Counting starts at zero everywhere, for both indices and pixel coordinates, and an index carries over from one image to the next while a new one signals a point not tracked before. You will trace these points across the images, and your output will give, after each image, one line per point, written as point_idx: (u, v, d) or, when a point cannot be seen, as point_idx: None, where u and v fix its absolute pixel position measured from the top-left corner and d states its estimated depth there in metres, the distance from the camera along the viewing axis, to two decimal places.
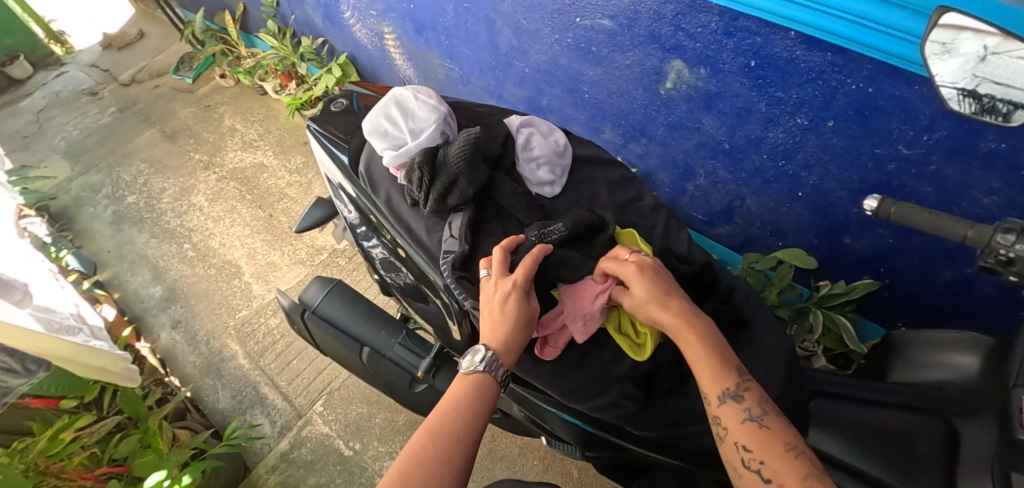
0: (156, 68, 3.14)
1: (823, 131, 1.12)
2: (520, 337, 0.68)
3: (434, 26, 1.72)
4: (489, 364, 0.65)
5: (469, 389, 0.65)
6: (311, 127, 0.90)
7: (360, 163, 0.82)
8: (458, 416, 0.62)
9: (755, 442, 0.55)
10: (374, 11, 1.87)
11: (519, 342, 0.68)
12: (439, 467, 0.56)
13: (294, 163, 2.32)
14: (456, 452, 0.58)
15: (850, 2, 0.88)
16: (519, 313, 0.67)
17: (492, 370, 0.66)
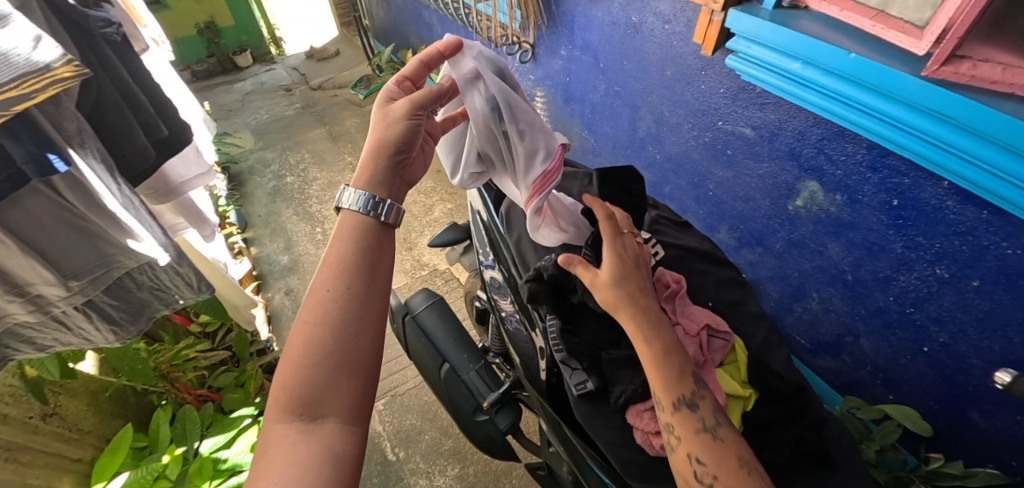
0: (340, 81, 3.75)
1: (964, 288, 1.05)
2: (383, 173, 0.78)
3: (582, 100, 1.90)
4: (356, 203, 0.75)
5: (342, 242, 0.74)
6: None
7: (502, 206, 0.96)
8: (332, 270, 0.71)
9: (706, 455, 0.61)
10: (533, 76, 2.10)
11: (381, 175, 0.78)
12: (320, 319, 0.67)
13: (424, 186, 2.59)
14: (333, 303, 0.68)
15: (1011, 163, 0.86)
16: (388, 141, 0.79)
17: (362, 210, 0.75)
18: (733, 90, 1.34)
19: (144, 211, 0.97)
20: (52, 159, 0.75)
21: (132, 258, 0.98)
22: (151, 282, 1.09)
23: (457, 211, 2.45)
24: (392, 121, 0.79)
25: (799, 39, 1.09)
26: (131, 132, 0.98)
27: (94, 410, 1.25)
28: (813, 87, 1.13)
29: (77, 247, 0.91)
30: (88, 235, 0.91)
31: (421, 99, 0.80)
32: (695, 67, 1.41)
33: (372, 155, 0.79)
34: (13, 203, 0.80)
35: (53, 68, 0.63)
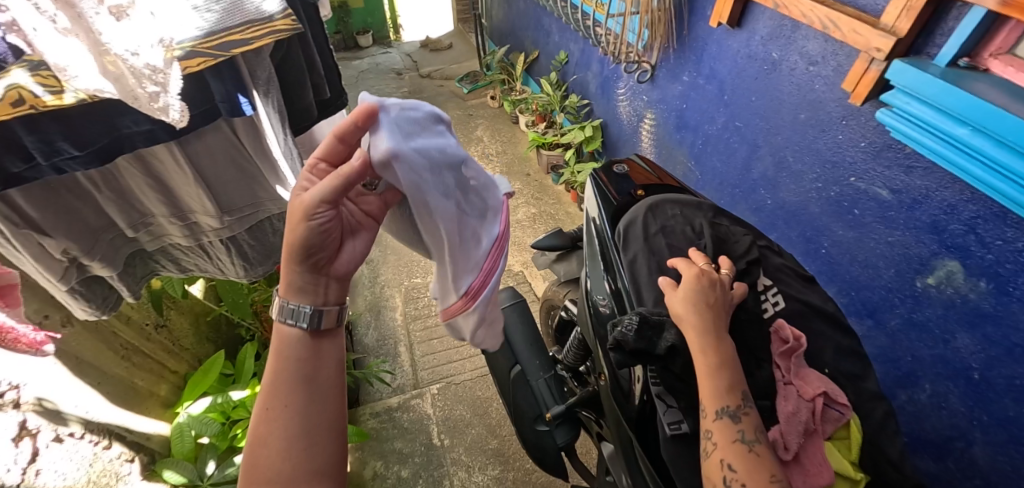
0: (448, 73, 3.89)
1: None
2: (301, 283, 0.60)
3: (696, 129, 1.83)
4: (287, 316, 0.58)
5: (278, 349, 0.59)
6: (591, 175, 1.00)
7: (620, 222, 0.90)
8: (269, 392, 0.58)
9: (741, 465, 0.58)
10: (646, 97, 2.06)
11: (298, 285, 0.59)
12: (262, 456, 0.56)
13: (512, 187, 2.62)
14: (273, 435, 0.56)
15: None
16: (298, 250, 0.58)
17: (294, 320, 0.58)
18: (876, 146, 1.23)
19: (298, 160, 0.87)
20: (242, 102, 0.74)
21: (279, 204, 0.91)
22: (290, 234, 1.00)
23: (539, 217, 2.45)
24: (303, 221, 0.57)
25: (971, 102, 0.98)
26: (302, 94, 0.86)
27: (193, 331, 1.33)
28: (977, 158, 1.01)
29: (237, 186, 0.85)
30: (246, 174, 0.85)
31: (330, 197, 0.56)
32: (835, 115, 1.31)
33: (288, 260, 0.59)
34: (194, 133, 0.74)
35: (271, 19, 0.70)
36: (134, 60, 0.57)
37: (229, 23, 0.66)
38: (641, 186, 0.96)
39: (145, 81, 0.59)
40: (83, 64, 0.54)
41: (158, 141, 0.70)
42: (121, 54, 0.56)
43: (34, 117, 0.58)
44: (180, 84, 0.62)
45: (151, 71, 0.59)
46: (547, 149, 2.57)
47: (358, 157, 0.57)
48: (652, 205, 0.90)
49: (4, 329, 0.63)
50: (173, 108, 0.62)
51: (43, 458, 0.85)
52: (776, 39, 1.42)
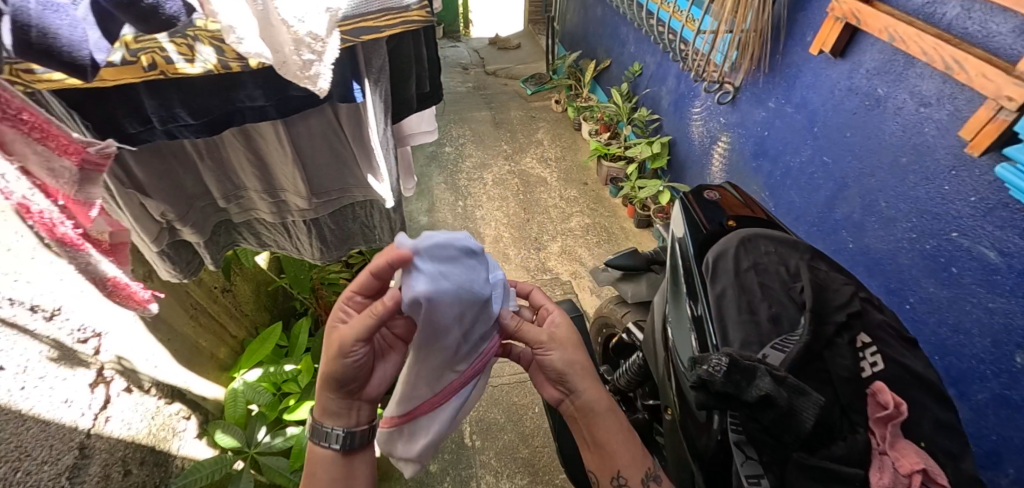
0: (514, 73, 3.88)
1: None
2: (332, 400, 0.67)
3: (776, 159, 1.74)
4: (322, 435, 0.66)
5: (314, 463, 0.67)
6: (681, 196, 0.96)
7: (709, 252, 0.86)
8: None
9: None
10: (723, 120, 1.97)
11: (329, 402, 0.67)
12: None
13: (568, 194, 2.57)
14: None
15: None
16: (329, 375, 0.64)
17: (329, 440, 0.66)
18: (990, 203, 1.12)
19: (393, 145, 0.78)
20: (354, 90, 0.66)
21: (367, 194, 0.84)
22: (374, 226, 0.93)
23: (593, 228, 2.40)
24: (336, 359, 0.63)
25: None
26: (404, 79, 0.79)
27: (253, 298, 1.35)
28: None
29: (330, 172, 0.80)
30: (340, 159, 0.79)
31: (359, 335, 0.62)
32: (944, 163, 1.21)
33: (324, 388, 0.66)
34: (301, 115, 0.70)
35: (407, 10, 0.64)
36: (299, 28, 0.54)
37: (368, 8, 0.61)
38: (734, 216, 0.91)
39: (304, 49, 0.55)
40: (248, 27, 0.51)
41: (263, 120, 0.67)
42: (290, 22, 0.53)
43: (159, 85, 0.57)
44: (334, 57, 0.58)
45: (312, 40, 0.55)
46: (609, 160, 2.51)
47: (391, 297, 0.62)
48: (746, 239, 0.85)
49: (120, 284, 0.67)
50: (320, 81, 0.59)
51: (115, 405, 0.85)
52: (885, 74, 1.32)
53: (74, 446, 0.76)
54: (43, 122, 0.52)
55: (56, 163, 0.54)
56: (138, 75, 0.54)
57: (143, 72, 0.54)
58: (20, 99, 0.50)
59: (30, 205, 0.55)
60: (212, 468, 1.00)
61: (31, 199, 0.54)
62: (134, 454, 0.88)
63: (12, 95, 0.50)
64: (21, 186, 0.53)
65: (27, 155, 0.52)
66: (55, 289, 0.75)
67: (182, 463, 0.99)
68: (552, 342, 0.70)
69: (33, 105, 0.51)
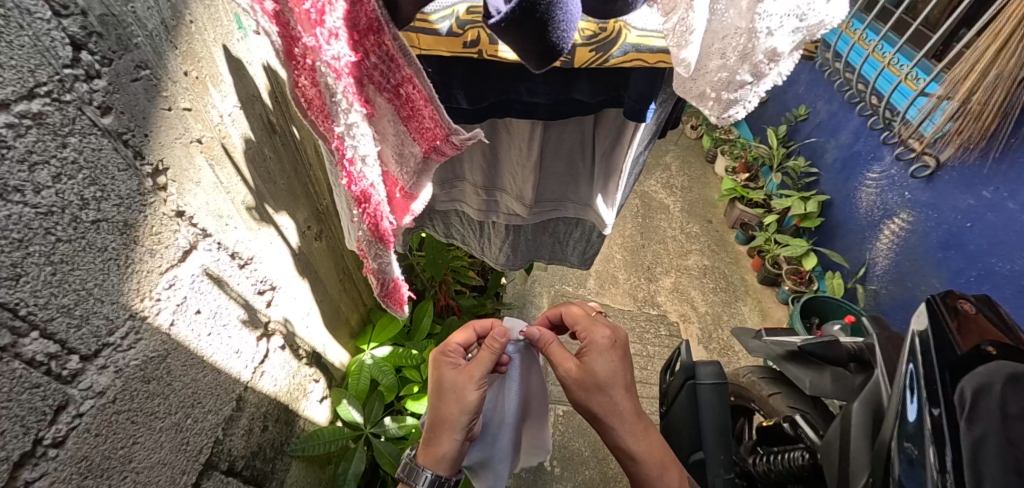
0: None
1: None
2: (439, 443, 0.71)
3: (974, 257, 1.48)
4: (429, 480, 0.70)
5: None
6: (930, 300, 0.86)
7: (964, 382, 0.70)
8: None
9: None
10: (908, 194, 1.71)
11: (437, 446, 0.71)
12: None
13: (690, 229, 2.39)
14: None
15: None
16: (450, 418, 0.70)
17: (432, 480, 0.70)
18: None
19: (635, 167, 0.70)
20: (649, 108, 0.56)
21: (582, 213, 0.78)
22: (567, 243, 0.87)
23: (710, 272, 2.22)
24: (462, 397, 0.70)
25: None
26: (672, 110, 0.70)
27: None
28: None
29: (559, 182, 0.74)
30: (572, 172, 0.72)
31: (479, 366, 0.72)
32: None
33: (451, 432, 0.70)
34: (559, 121, 0.63)
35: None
36: (763, 41, 0.44)
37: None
38: (993, 343, 0.74)
39: (748, 68, 0.46)
40: (702, 27, 0.45)
41: (528, 120, 0.61)
42: (759, 30, 0.43)
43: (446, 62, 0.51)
44: (771, 85, 0.49)
45: (764, 59, 0.46)
46: (746, 204, 2.30)
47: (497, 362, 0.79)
48: (1016, 377, 0.69)
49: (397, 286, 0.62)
50: (739, 109, 0.50)
51: (270, 361, 0.83)
52: None
53: (232, 399, 0.74)
54: (422, 102, 0.46)
55: (407, 149, 0.52)
56: (453, 49, 0.47)
57: (459, 47, 0.47)
58: (414, 72, 0.43)
59: (371, 195, 0.50)
60: (330, 441, 1.00)
61: (375, 189, 0.50)
62: (273, 411, 0.86)
63: (408, 66, 0.43)
64: (373, 171, 0.48)
65: (389, 136, 0.50)
66: (255, 238, 0.73)
67: (303, 425, 0.98)
68: (580, 384, 0.71)
69: (419, 79, 0.44)
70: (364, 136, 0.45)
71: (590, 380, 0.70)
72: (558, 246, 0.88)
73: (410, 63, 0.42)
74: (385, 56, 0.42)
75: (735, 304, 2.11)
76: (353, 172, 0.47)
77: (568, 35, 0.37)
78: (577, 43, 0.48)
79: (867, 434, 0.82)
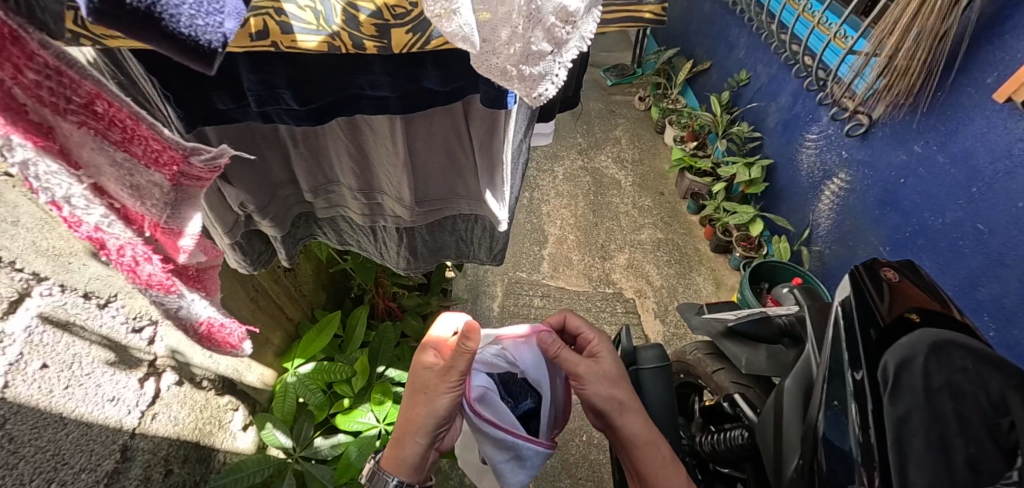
0: (596, 58, 3.55)
1: None
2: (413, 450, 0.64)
3: (908, 213, 1.50)
4: None
5: None
6: (855, 270, 0.84)
7: (885, 354, 0.69)
8: None
9: None
10: (845, 155, 1.72)
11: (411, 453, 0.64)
12: None
13: (642, 202, 2.37)
14: None
15: None
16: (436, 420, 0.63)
17: None
18: None
19: (519, 155, 0.65)
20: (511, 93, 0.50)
21: (477, 209, 0.73)
22: (471, 240, 0.82)
23: (663, 244, 2.21)
24: (429, 405, 0.64)
25: None
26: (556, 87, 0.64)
27: (313, 279, 1.25)
28: None
29: (441, 177, 0.68)
30: (456, 168, 0.67)
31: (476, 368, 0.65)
32: None
33: (413, 434, 0.65)
34: (423, 116, 0.58)
35: (641, 2, 0.48)
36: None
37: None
38: (918, 309, 0.74)
39: (542, 34, 0.38)
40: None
41: (378, 116, 0.56)
42: None
43: (261, 55, 0.44)
44: (576, 54, 0.41)
45: (557, 20, 0.38)
46: (694, 172, 2.30)
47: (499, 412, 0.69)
48: (939, 345, 0.67)
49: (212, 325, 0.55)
50: (549, 84, 0.41)
51: (163, 401, 0.76)
52: None
53: (115, 450, 0.67)
54: (131, 122, 0.37)
55: (140, 177, 0.40)
56: (242, 44, 0.40)
57: (250, 41, 0.40)
58: (97, 85, 0.34)
59: (105, 239, 0.41)
60: (257, 469, 0.94)
61: (106, 232, 0.41)
62: (177, 452, 0.80)
63: (86, 77, 0.34)
64: (94, 212, 0.39)
65: (103, 166, 0.38)
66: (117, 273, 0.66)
67: (224, 458, 0.92)
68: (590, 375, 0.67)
69: (112, 92, 0.35)
70: (53, 174, 0.36)
71: (609, 379, 0.68)
72: (463, 240, 0.82)
73: (85, 75, 0.33)
74: (45, 69, 0.32)
75: (689, 275, 2.11)
76: (64, 215, 0.39)
77: (211, 23, 0.26)
78: (390, 23, 0.40)
79: (798, 409, 0.81)
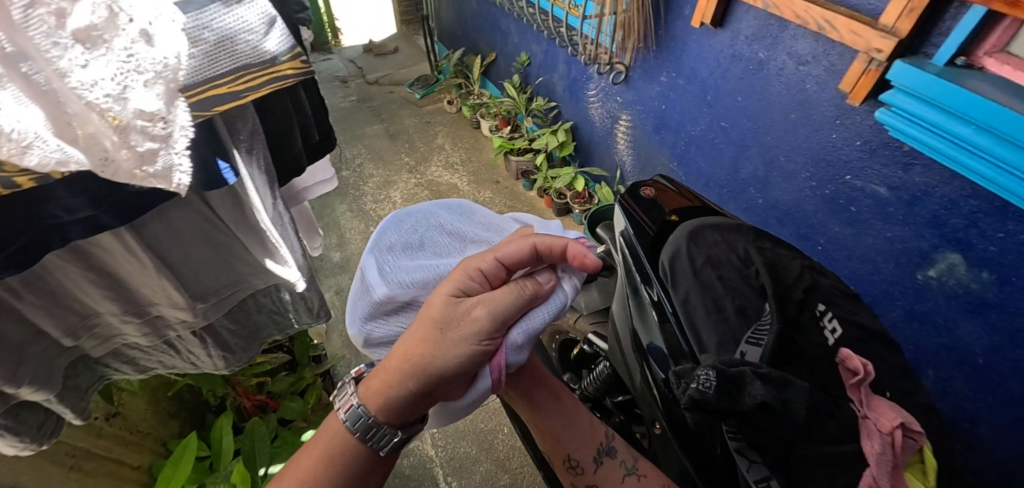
0: (398, 77, 3.58)
1: None
2: (408, 384, 0.58)
3: (677, 131, 1.79)
4: (362, 430, 0.58)
5: (329, 450, 0.59)
6: (623, 194, 0.97)
7: (660, 254, 0.84)
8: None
9: None
10: (620, 99, 1.99)
11: (404, 387, 0.58)
12: None
13: (483, 196, 2.48)
14: None
15: None
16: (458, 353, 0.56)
17: (364, 432, 0.58)
18: (872, 145, 1.22)
19: (288, 227, 0.79)
20: (223, 169, 0.62)
21: (266, 278, 0.85)
22: (282, 308, 0.98)
23: None
24: (439, 351, 0.56)
25: (953, 92, 0.99)
26: (291, 142, 0.72)
27: (149, 412, 1.10)
28: (981, 155, 0.99)
29: (213, 268, 0.77)
30: (225, 252, 0.77)
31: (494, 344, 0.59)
32: (828, 114, 1.29)
33: (406, 376, 0.57)
34: (162, 223, 0.65)
35: (278, 64, 0.60)
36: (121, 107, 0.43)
37: (216, 70, 0.54)
38: (675, 211, 0.91)
39: (138, 136, 0.44)
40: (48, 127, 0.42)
41: (104, 232, 0.58)
42: (98, 102, 0.42)
43: None
44: (186, 140, 0.48)
45: (145, 122, 0.44)
46: (515, 154, 2.47)
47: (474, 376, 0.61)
48: (693, 232, 0.84)
49: None
50: (181, 173, 0.49)
51: None
52: (762, 38, 1.38)
53: None
54: None
55: None
56: None
57: None
58: None
59: None
60: None
61: None
62: None
63: None
64: None
65: None
66: None
67: None
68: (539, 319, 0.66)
69: None
70: None
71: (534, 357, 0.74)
72: (267, 305, 0.95)
73: None
74: None
75: None
76: None
77: None
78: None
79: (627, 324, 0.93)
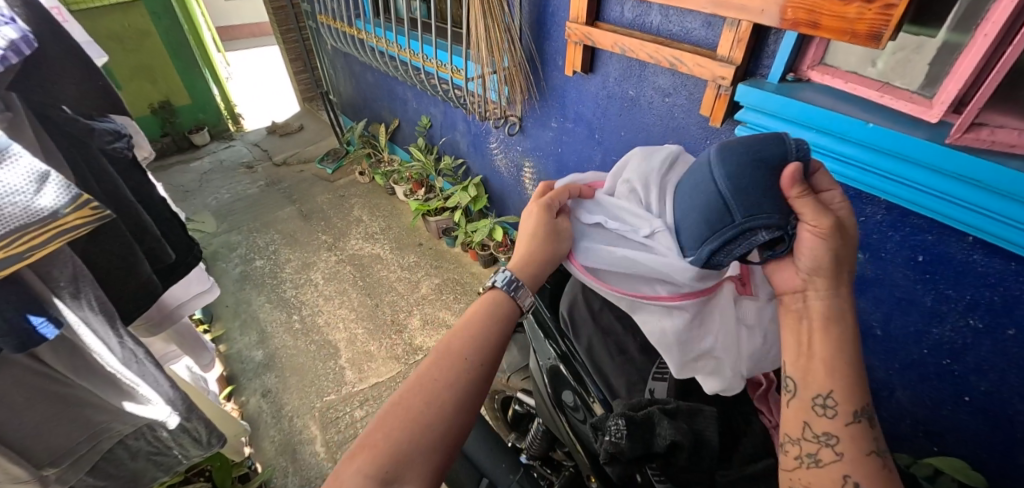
0: (307, 155, 3.52)
1: (1001, 336, 1.02)
2: (538, 266, 0.81)
3: (576, 170, 1.88)
4: (509, 284, 0.79)
5: (489, 304, 0.78)
6: None
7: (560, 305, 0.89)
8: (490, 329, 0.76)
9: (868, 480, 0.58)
10: (520, 148, 2.08)
11: (535, 267, 0.81)
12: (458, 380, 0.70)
13: (409, 261, 2.44)
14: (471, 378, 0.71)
15: (992, 201, 0.91)
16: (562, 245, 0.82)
17: (510, 289, 0.79)
18: None
19: (148, 364, 0.99)
20: (40, 327, 0.73)
21: (136, 417, 1.03)
22: (164, 437, 1.14)
23: (445, 286, 2.30)
24: (548, 244, 0.82)
25: (789, 103, 1.12)
26: (136, 267, 0.94)
27: None
28: (825, 153, 1.12)
29: (65, 420, 0.93)
30: (80, 405, 0.94)
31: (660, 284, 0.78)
32: (698, 136, 1.41)
33: (535, 259, 0.82)
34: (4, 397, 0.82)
35: (61, 217, 0.69)
36: None
37: None
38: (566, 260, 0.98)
39: None
40: None
41: None
42: None
43: None
44: None
45: None
46: (433, 215, 2.48)
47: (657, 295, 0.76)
48: None
49: None
50: None
51: None
52: (628, 78, 1.50)
53: None
54: None
55: None
56: None
57: None
58: None
59: None
60: None
61: None
62: None
63: None
64: None
65: None
66: None
67: None
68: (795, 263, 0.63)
69: None
70: None
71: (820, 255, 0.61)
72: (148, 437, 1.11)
73: None
74: None
75: None
76: None
77: None
78: None
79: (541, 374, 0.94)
